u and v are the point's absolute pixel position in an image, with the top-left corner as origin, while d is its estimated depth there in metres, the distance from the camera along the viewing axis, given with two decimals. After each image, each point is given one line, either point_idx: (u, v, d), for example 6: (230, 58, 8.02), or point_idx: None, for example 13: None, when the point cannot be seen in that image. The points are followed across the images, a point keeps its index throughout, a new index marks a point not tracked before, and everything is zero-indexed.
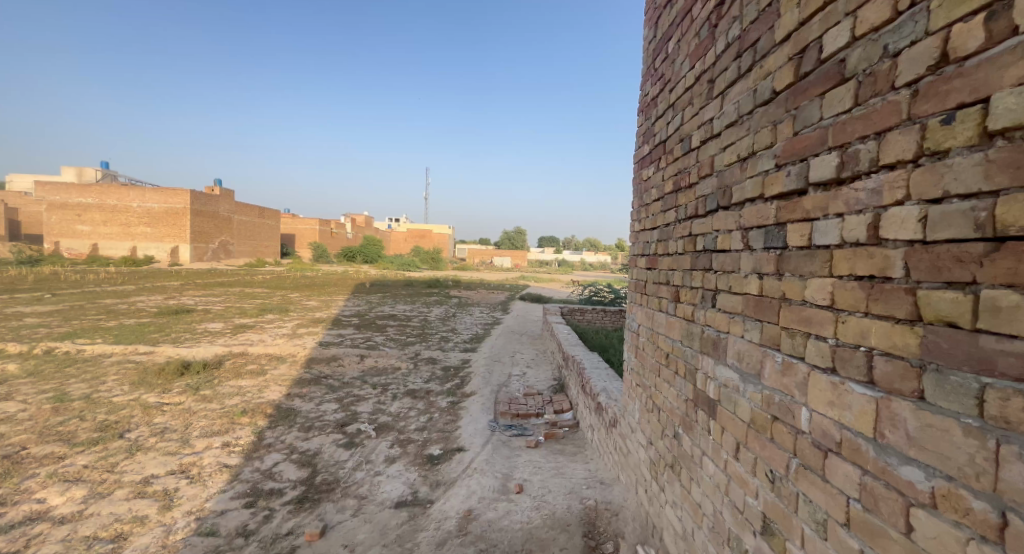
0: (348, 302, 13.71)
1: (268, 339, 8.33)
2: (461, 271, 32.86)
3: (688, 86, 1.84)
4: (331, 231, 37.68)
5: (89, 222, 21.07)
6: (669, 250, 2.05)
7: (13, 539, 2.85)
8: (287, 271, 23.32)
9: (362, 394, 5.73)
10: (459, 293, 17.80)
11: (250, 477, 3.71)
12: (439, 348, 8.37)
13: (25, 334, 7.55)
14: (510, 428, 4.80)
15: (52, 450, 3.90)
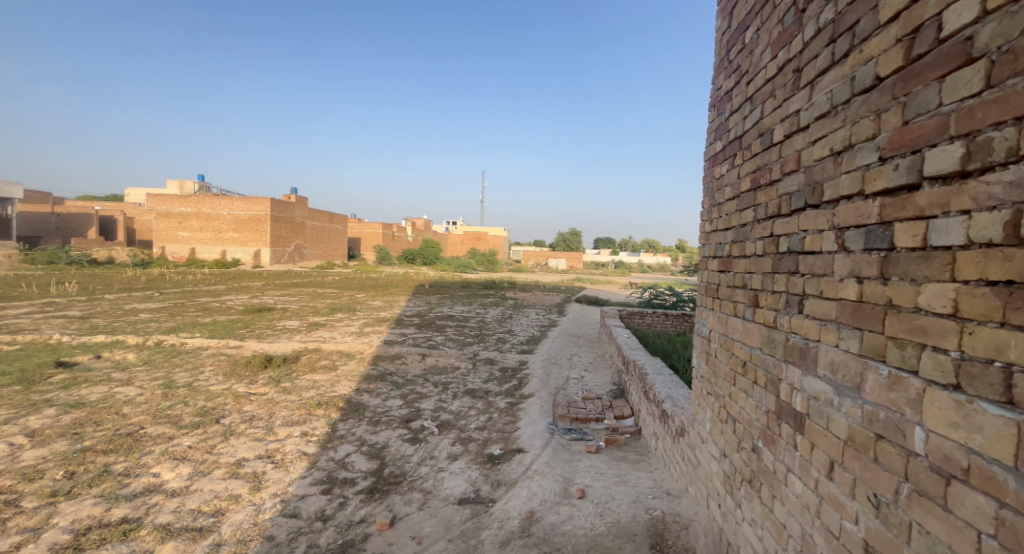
0: (409, 303, 14.22)
1: (338, 336, 8.83)
2: (517, 272, 33.28)
3: (769, 76, 1.73)
4: (393, 234, 39.69)
5: (188, 228, 23.43)
6: (746, 252, 1.94)
7: (137, 506, 3.22)
8: (355, 273, 24.67)
9: (424, 391, 5.92)
10: (515, 294, 17.93)
11: (326, 465, 3.94)
12: (498, 349, 8.47)
13: (139, 327, 8.54)
14: (570, 432, 4.74)
15: (163, 430, 4.36)
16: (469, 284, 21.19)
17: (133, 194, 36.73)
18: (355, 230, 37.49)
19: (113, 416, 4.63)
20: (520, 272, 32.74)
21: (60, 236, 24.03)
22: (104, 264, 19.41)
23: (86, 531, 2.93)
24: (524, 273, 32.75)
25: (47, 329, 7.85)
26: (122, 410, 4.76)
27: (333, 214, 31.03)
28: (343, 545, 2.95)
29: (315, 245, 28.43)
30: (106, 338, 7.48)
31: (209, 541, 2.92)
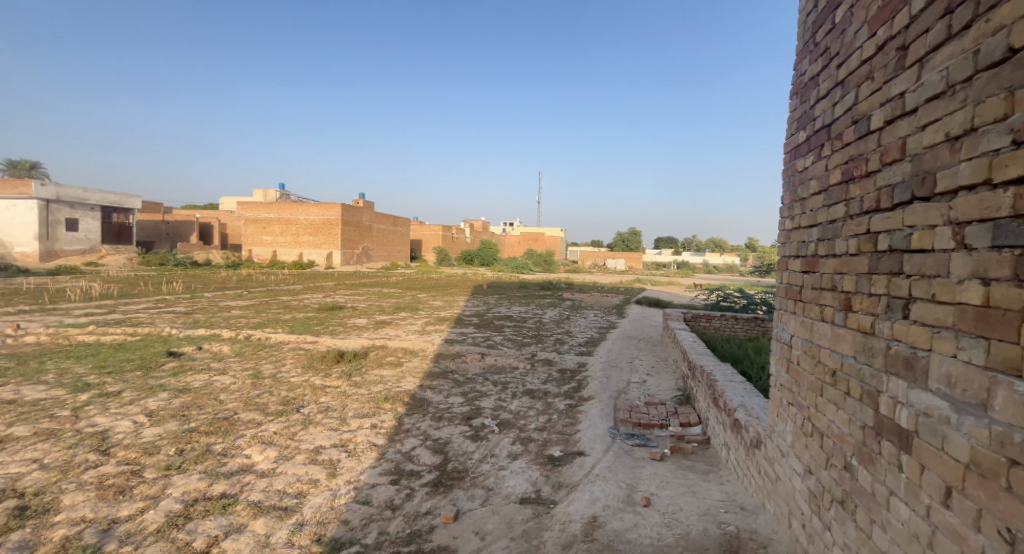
0: (469, 303, 14.49)
1: (402, 334, 9.16)
2: (574, 272, 33.07)
3: (866, 57, 1.58)
4: (451, 236, 40.76)
5: (271, 232, 25.36)
6: (836, 251, 1.77)
7: (234, 483, 3.52)
8: (418, 273, 25.56)
9: (485, 390, 5.99)
10: (573, 295, 17.73)
11: (394, 457, 4.10)
12: (557, 350, 8.41)
13: (231, 322, 9.38)
14: (633, 437, 4.60)
15: (252, 416, 4.74)
16: (527, 285, 21.24)
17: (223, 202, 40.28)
18: (418, 233, 38.78)
19: (212, 401, 5.09)
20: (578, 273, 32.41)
21: (167, 241, 26.91)
22: (202, 266, 21.48)
23: (193, 503, 3.25)
24: (582, 273, 32.37)
25: (156, 323, 8.80)
26: (218, 397, 5.22)
27: (397, 217, 32.29)
28: (411, 535, 3.05)
29: (381, 247, 29.75)
30: (203, 332, 8.26)
31: (294, 520, 3.13)
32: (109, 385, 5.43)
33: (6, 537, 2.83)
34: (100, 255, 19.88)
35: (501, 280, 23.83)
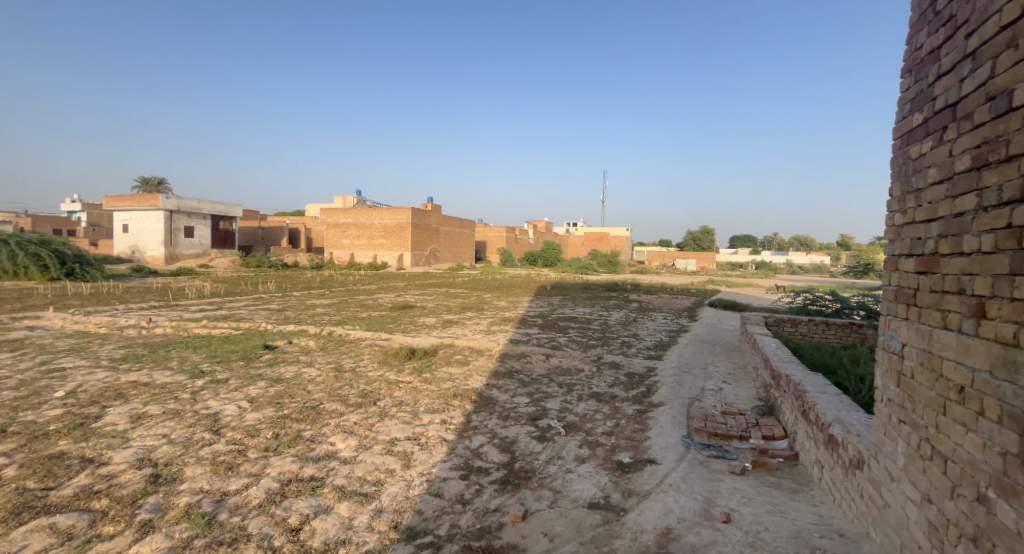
0: (533, 304, 14.49)
1: (469, 334, 9.33)
2: (642, 273, 32.08)
3: (1006, 22, 1.36)
4: (515, 236, 41.05)
5: (349, 236, 26.92)
6: (964, 249, 1.55)
7: (321, 467, 3.76)
8: (483, 274, 26.04)
9: (551, 391, 5.94)
10: (640, 297, 17.14)
11: (463, 453, 4.17)
12: (623, 353, 8.16)
13: (315, 319, 10.07)
14: (709, 448, 4.34)
15: (335, 407, 5.04)
16: (591, 286, 20.87)
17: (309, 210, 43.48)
18: (483, 234, 39.39)
19: (302, 391, 5.48)
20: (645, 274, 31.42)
21: (262, 245, 29.57)
22: (291, 267, 23.30)
23: (288, 482, 3.51)
24: (647, 274, 31.32)
25: (253, 319, 9.66)
26: (307, 387, 5.62)
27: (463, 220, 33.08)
28: (481, 531, 3.07)
29: (449, 249, 30.61)
30: (292, 328, 8.93)
31: (373, 506, 3.28)
32: (217, 372, 6.02)
33: (143, 499, 3.22)
34: (211, 258, 22.20)
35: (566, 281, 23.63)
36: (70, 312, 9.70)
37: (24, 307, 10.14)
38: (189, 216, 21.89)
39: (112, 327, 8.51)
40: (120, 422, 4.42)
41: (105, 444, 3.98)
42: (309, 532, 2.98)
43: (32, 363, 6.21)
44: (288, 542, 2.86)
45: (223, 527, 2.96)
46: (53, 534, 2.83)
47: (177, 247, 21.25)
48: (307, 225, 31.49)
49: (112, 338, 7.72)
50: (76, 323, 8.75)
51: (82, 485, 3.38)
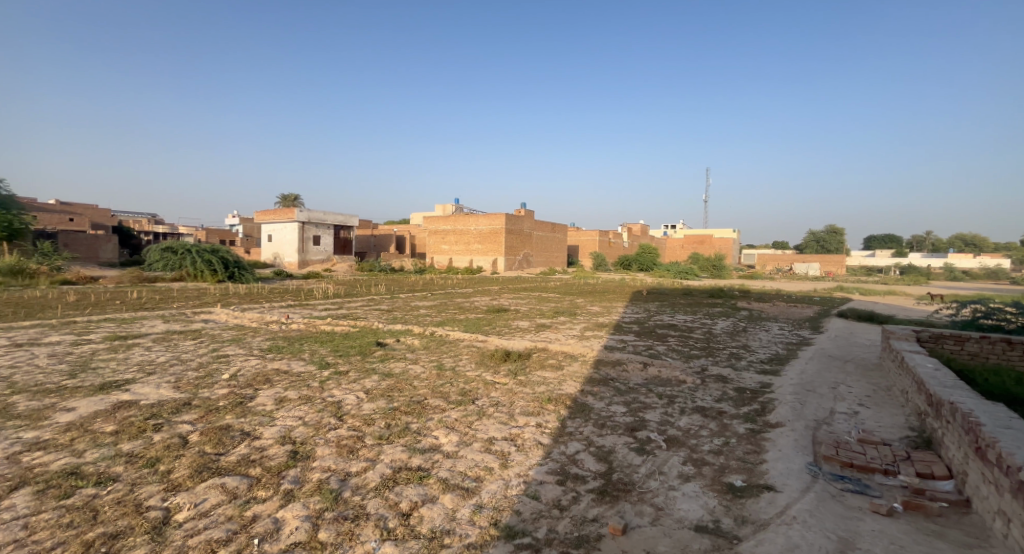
0: (629, 309, 13.93)
1: (562, 338, 9.20)
2: (750, 279, 29.50)
3: None
4: (609, 240, 40.06)
5: (448, 242, 28.36)
6: None
7: (428, 458, 3.89)
8: (576, 279, 25.77)
9: (650, 402, 5.59)
10: (749, 305, 15.69)
11: (558, 458, 4.04)
12: (731, 366, 7.47)
13: (419, 319, 10.65)
14: (843, 481, 3.74)
15: (438, 403, 5.21)
16: (691, 293, 19.60)
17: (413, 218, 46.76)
18: (575, 238, 38.99)
19: (409, 386, 5.77)
20: (753, 279, 28.89)
21: (374, 251, 32.20)
22: (398, 271, 24.98)
23: (400, 469, 3.67)
24: (756, 280, 28.72)
25: (366, 318, 10.45)
26: (413, 383, 5.89)
27: (556, 225, 33.06)
28: (579, 539, 2.92)
29: (541, 253, 30.80)
30: (399, 327, 9.49)
31: (474, 501, 3.30)
32: (339, 365, 6.57)
33: (286, 471, 3.59)
34: (333, 263, 24.50)
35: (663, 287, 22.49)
36: (228, 309, 11.31)
37: (196, 304, 11.99)
38: (317, 226, 24.60)
39: (258, 322, 9.73)
40: (268, 403, 4.99)
41: (257, 420, 4.51)
42: (417, 518, 3.08)
43: (204, 349, 7.29)
44: (400, 525, 2.99)
45: (347, 504, 3.18)
46: (222, 493, 3.26)
47: (308, 253, 24.06)
48: (412, 232, 33.56)
49: (259, 331, 8.81)
50: (233, 318, 10.14)
51: (242, 453, 3.85)
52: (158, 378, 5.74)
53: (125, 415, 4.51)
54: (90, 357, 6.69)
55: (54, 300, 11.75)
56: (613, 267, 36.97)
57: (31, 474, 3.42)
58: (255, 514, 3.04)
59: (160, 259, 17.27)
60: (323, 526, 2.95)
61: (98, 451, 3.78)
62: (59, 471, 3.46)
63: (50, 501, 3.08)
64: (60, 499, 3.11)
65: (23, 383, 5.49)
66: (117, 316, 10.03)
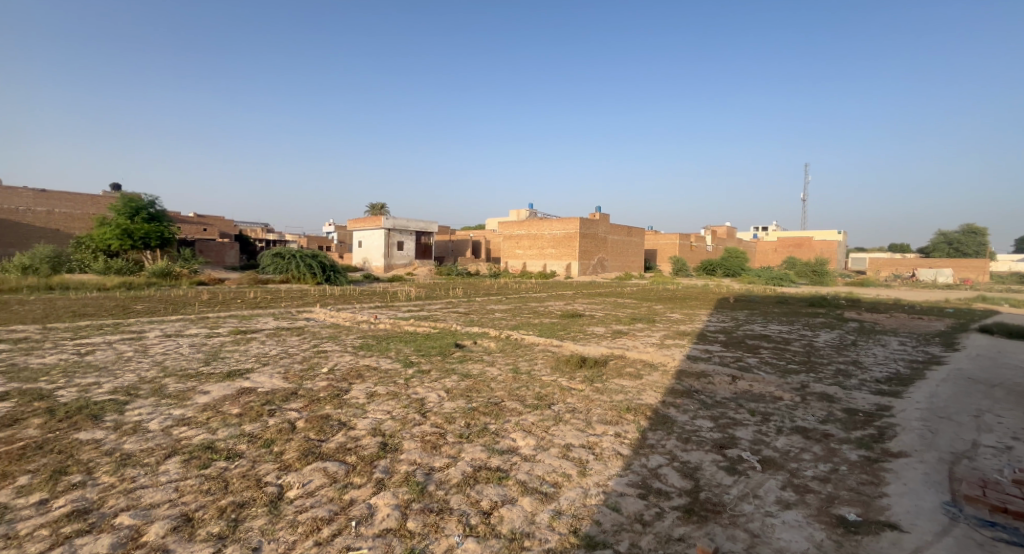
0: (713, 318, 13.04)
1: (640, 346, 8.81)
2: (858, 286, 26.36)
3: None
4: (691, 244, 37.98)
5: (523, 247, 28.60)
6: None
7: (506, 460, 3.85)
8: (653, 284, 24.77)
9: (740, 418, 5.13)
10: (857, 315, 13.98)
11: (639, 470, 3.81)
12: (838, 385, 6.64)
13: (495, 323, 10.77)
14: (993, 528, 3.12)
15: (514, 405, 5.16)
16: (786, 301, 17.90)
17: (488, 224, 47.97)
18: (653, 242, 37.38)
19: (486, 387, 5.79)
20: (860, 287, 25.80)
21: (452, 256, 33.36)
22: (474, 276, 25.53)
23: (479, 468, 3.67)
24: (866, 287, 25.62)
25: (446, 320, 10.75)
26: (491, 384, 5.92)
27: (634, 228, 32.03)
28: None
29: (617, 258, 30.00)
30: (476, 329, 9.65)
31: (552, 507, 3.19)
32: (422, 363, 6.80)
33: (378, 460, 3.73)
34: (415, 267, 25.67)
35: (753, 294, 20.80)
36: (324, 308, 12.24)
37: (299, 304, 13.13)
38: (401, 233, 25.89)
39: (351, 321, 10.40)
40: (361, 396, 5.26)
41: (351, 412, 4.76)
42: (497, 518, 3.04)
43: (308, 345, 7.91)
44: (481, 523, 2.97)
45: (432, 497, 3.23)
46: (324, 475, 3.46)
47: (392, 258, 25.46)
48: (488, 237, 34.17)
49: (352, 329, 9.41)
50: (329, 317, 10.94)
51: (340, 441, 4.07)
52: (271, 369, 6.30)
53: (247, 400, 4.97)
54: (220, 348, 7.53)
55: (189, 298, 13.44)
56: (696, 272, 35.04)
57: (179, 445, 3.87)
58: (352, 498, 3.18)
59: (272, 264, 19.13)
60: (411, 516, 3.02)
61: (227, 430, 4.20)
62: (199, 444, 3.89)
63: (193, 470, 3.46)
64: (200, 469, 3.49)
65: (170, 367, 6.30)
66: (237, 313, 11.24)
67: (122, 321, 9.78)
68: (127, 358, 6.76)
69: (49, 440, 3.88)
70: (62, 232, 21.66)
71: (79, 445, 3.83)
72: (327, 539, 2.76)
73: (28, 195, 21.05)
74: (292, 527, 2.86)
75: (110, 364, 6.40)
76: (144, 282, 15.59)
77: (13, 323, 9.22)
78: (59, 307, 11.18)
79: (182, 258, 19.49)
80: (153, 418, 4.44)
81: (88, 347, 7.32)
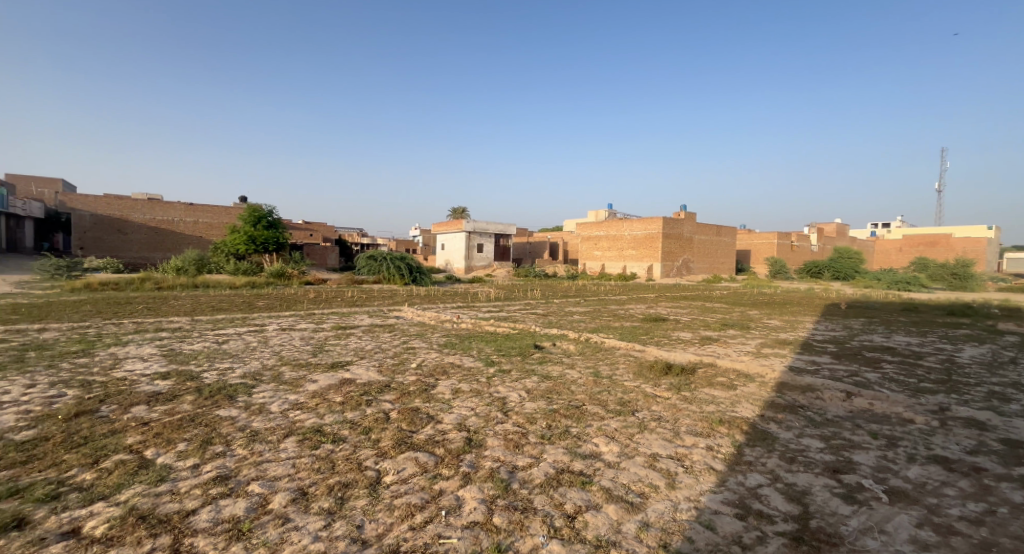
0: (820, 326, 11.51)
1: (733, 354, 7.95)
2: (1012, 293, 21.99)
3: None
4: (790, 244, 34.43)
5: (601, 248, 27.81)
6: None
7: (589, 465, 3.53)
8: (747, 287, 22.72)
9: (858, 440, 4.29)
10: (1016, 328, 11.51)
11: (736, 489, 3.28)
12: (991, 410, 5.38)
13: (574, 324, 10.40)
14: None
15: (596, 410, 4.80)
16: (913, 308, 15.37)
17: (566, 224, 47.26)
18: (746, 241, 34.41)
19: (567, 390, 5.49)
20: (1013, 293, 21.55)
21: (529, 257, 33.58)
22: (552, 277, 25.33)
23: (563, 471, 3.39)
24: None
25: (524, 321, 10.59)
26: (571, 387, 5.60)
27: (724, 228, 29.75)
28: None
29: (705, 259, 28.06)
30: (555, 331, 9.36)
31: (639, 518, 2.84)
32: (502, 363, 6.65)
33: (464, 454, 3.61)
34: (494, 269, 25.99)
35: (870, 300, 18.20)
36: (411, 307, 12.69)
37: (389, 302, 13.76)
38: (480, 235, 26.38)
39: (434, 320, 10.62)
40: (446, 392, 5.22)
41: (438, 406, 4.72)
42: (582, 522, 2.76)
43: (398, 341, 8.15)
44: (566, 526, 2.70)
45: (516, 495, 3.02)
46: (415, 464, 3.40)
47: (472, 259, 26.11)
48: (565, 238, 33.77)
49: (435, 328, 9.58)
50: (415, 315, 11.30)
51: (428, 433, 4.01)
52: (366, 362, 6.52)
53: (348, 390, 5.15)
54: (324, 341, 8.01)
55: (298, 296, 14.63)
56: (798, 275, 31.67)
57: (295, 426, 4.05)
58: (441, 488, 3.08)
59: (365, 265, 20.38)
60: (496, 512, 2.83)
61: (333, 416, 4.33)
62: (311, 427, 4.04)
63: (307, 449, 3.58)
64: (312, 448, 3.60)
65: (287, 357, 6.78)
66: (338, 310, 12.01)
67: (247, 315, 10.84)
68: (253, 347, 7.40)
69: (199, 414, 4.25)
70: (204, 238, 24.80)
71: (221, 420, 4.15)
72: (420, 524, 2.66)
73: (179, 206, 24.29)
74: (389, 510, 2.81)
75: (241, 352, 7.05)
76: (265, 281, 17.31)
77: (168, 315, 10.59)
78: (201, 302, 12.72)
79: (294, 260, 21.42)
80: (275, 401, 4.72)
81: (224, 337, 8.15)
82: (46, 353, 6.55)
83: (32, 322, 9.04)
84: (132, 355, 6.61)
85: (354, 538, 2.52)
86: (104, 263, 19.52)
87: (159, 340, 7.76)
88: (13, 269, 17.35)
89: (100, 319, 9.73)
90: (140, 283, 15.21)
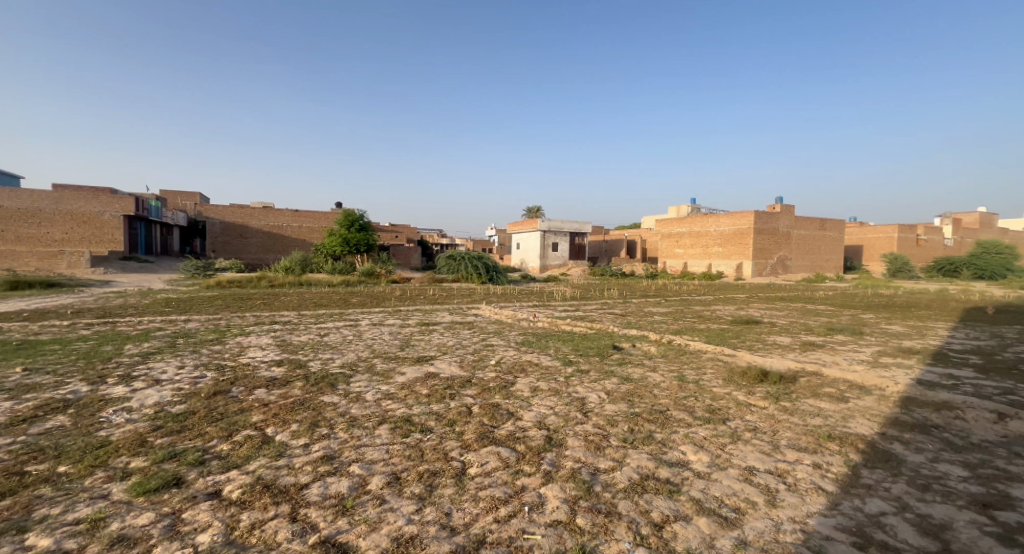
0: (956, 334, 9.77)
1: (842, 362, 7.00)
2: None
3: None
4: (916, 239, 30.00)
5: (682, 245, 26.39)
6: None
7: (676, 473, 3.24)
8: (858, 288, 20.18)
9: (1016, 472, 3.48)
10: None
11: (853, 514, 2.80)
12: None
13: (654, 325, 9.86)
14: None
15: (682, 417, 4.43)
16: None
17: (645, 224, 45.44)
18: (858, 236, 30.47)
19: (649, 394, 5.15)
20: None
21: (606, 256, 32.81)
22: (630, 276, 24.48)
23: (648, 477, 3.14)
24: None
25: (602, 321, 10.22)
26: (653, 390, 5.26)
27: (830, 221, 26.68)
28: None
29: (805, 256, 25.36)
30: (635, 332, 8.91)
31: (734, 534, 2.53)
32: (580, 363, 6.44)
33: (545, 453, 3.49)
34: (569, 268, 25.67)
35: None
36: (489, 306, 12.85)
37: (468, 300, 14.08)
38: (556, 234, 26.21)
39: (512, 318, 10.64)
40: (526, 390, 5.15)
41: (518, 403, 4.65)
42: (670, 533, 2.52)
43: (478, 338, 8.24)
44: (653, 535, 2.49)
45: (598, 498, 2.84)
46: (498, 459, 3.35)
47: (547, 259, 26.05)
48: (645, 235, 32.37)
49: (512, 326, 9.58)
50: (495, 314, 11.41)
51: (510, 429, 3.95)
52: (450, 358, 6.65)
53: (434, 383, 5.27)
54: (410, 336, 8.34)
55: (386, 293, 15.51)
56: (925, 273, 27.49)
57: (387, 415, 4.20)
58: (523, 484, 2.98)
59: (446, 264, 21.11)
60: (579, 512, 2.68)
61: (421, 407, 4.44)
62: (401, 417, 4.16)
63: (398, 437, 3.68)
64: (403, 437, 3.69)
65: (379, 350, 7.14)
66: (422, 307, 12.52)
67: (345, 310, 11.67)
68: (350, 340, 7.89)
69: (307, 399, 4.57)
70: (310, 241, 27.24)
71: (325, 405, 4.42)
72: (505, 518, 2.59)
73: (288, 214, 26.91)
74: (475, 501, 2.77)
75: (340, 344, 7.55)
76: (358, 280, 18.55)
77: (279, 309, 11.71)
78: (304, 299, 13.94)
79: (382, 260, 22.82)
80: (369, 390, 4.96)
81: (325, 330, 8.81)
82: (189, 340, 7.52)
83: (178, 314, 10.49)
84: (253, 344, 7.37)
85: (443, 525, 2.51)
86: (230, 264, 22.15)
87: (273, 332, 8.58)
88: (165, 269, 20.28)
89: (227, 312, 11.00)
90: (257, 281, 17.05)
